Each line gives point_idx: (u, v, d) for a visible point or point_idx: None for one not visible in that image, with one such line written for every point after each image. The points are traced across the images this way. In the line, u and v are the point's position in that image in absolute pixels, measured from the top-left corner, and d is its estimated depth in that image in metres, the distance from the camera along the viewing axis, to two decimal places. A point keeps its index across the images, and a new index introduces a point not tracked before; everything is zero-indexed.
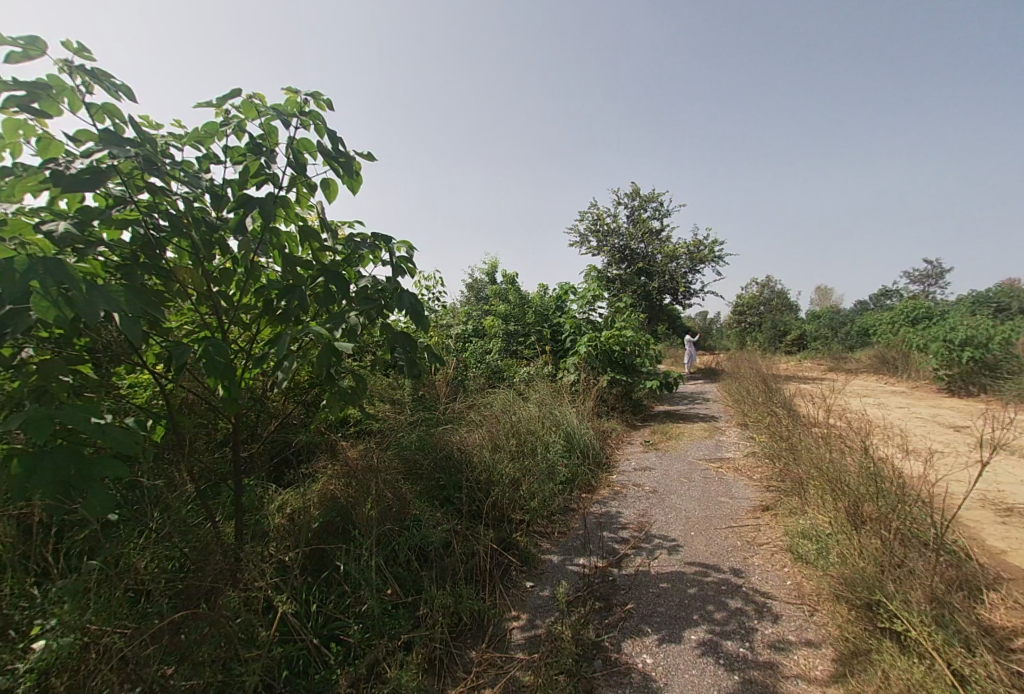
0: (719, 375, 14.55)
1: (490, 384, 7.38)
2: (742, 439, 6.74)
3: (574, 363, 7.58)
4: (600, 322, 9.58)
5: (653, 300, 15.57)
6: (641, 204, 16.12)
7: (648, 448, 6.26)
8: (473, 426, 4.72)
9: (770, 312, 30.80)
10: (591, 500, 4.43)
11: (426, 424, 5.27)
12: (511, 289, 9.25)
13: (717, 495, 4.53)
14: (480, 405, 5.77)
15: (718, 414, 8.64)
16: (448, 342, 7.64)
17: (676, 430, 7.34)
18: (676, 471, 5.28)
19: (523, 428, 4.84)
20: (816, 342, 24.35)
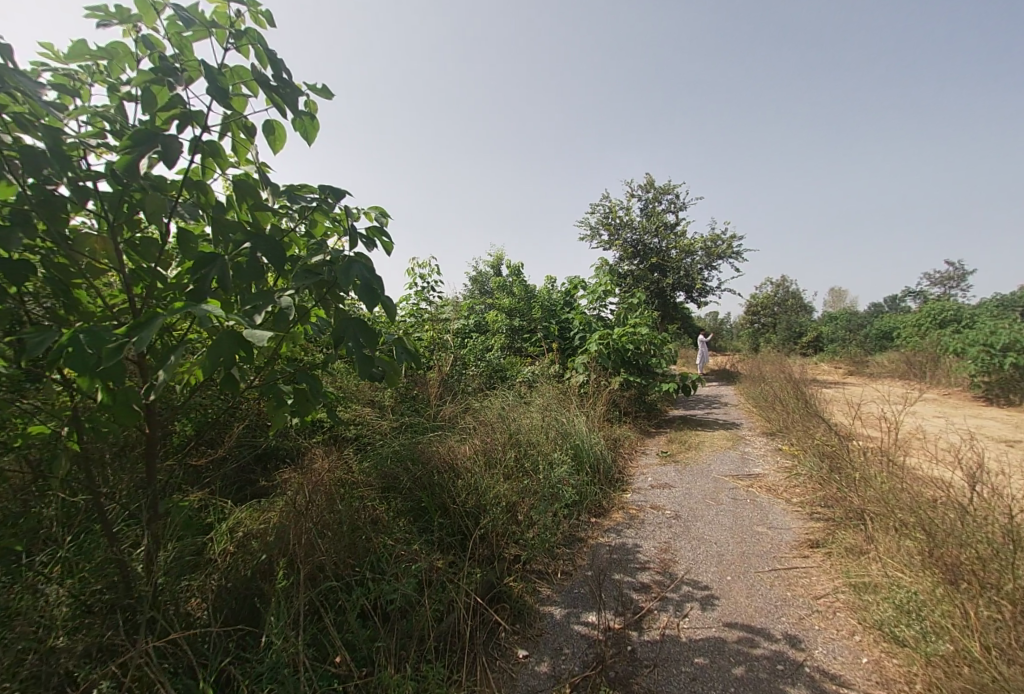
0: (736, 378, 13.73)
1: (489, 385, 6.67)
2: (772, 452, 5.98)
3: (583, 362, 6.84)
4: (611, 319, 8.82)
5: (666, 298, 14.78)
6: (655, 197, 15.32)
7: (666, 460, 5.52)
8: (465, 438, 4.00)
9: (785, 312, 29.87)
10: (601, 528, 3.70)
11: (413, 431, 4.57)
12: (516, 281, 8.52)
13: (752, 524, 3.78)
14: (475, 407, 5.06)
15: (740, 421, 7.87)
16: (444, 338, 6.93)
17: (696, 439, 6.58)
18: (700, 490, 4.54)
19: (523, 439, 4.13)
20: (834, 344, 23.41)
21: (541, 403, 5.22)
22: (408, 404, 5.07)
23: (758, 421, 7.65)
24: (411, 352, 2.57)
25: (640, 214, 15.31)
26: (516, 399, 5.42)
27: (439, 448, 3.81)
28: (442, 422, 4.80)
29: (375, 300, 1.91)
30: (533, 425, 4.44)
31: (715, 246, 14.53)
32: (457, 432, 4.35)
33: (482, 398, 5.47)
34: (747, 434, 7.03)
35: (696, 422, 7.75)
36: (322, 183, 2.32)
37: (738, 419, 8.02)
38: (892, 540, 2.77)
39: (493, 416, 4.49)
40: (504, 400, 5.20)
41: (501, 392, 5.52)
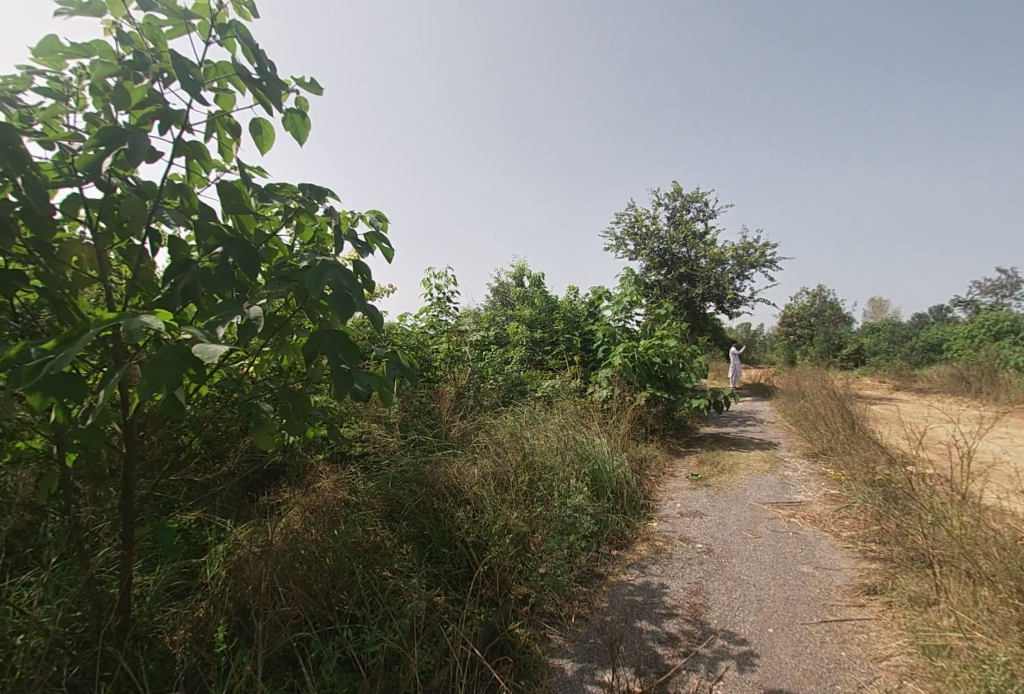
0: (771, 392, 13.06)
1: (508, 399, 6.36)
2: (814, 476, 5.48)
3: (606, 376, 6.48)
4: (637, 331, 8.42)
5: (696, 309, 14.24)
6: (683, 205, 14.86)
7: (696, 483, 5.11)
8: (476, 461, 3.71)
9: (821, 324, 28.72)
10: (623, 563, 3.35)
11: (422, 449, 4.31)
12: (537, 292, 8.24)
13: (794, 563, 3.36)
14: (490, 424, 4.76)
15: (777, 440, 7.34)
16: (461, 350, 6.68)
17: (730, 459, 6.12)
18: (735, 520, 4.12)
19: (539, 461, 3.81)
20: (875, 357, 22.30)
21: (560, 420, 4.89)
22: (419, 422, 4.81)
23: (798, 441, 7.12)
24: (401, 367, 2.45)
25: (668, 222, 14.86)
26: (534, 415, 5.10)
27: (446, 471, 3.53)
28: (454, 441, 4.52)
29: (349, 310, 1.61)
30: (549, 446, 4.11)
31: (747, 255, 13.95)
32: (468, 453, 4.06)
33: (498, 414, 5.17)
34: (786, 455, 6.53)
35: (729, 440, 7.26)
36: (305, 182, 2.10)
37: (774, 437, 7.50)
38: (989, 608, 2.36)
39: (507, 435, 4.19)
40: (522, 417, 4.89)
41: (519, 408, 5.21)
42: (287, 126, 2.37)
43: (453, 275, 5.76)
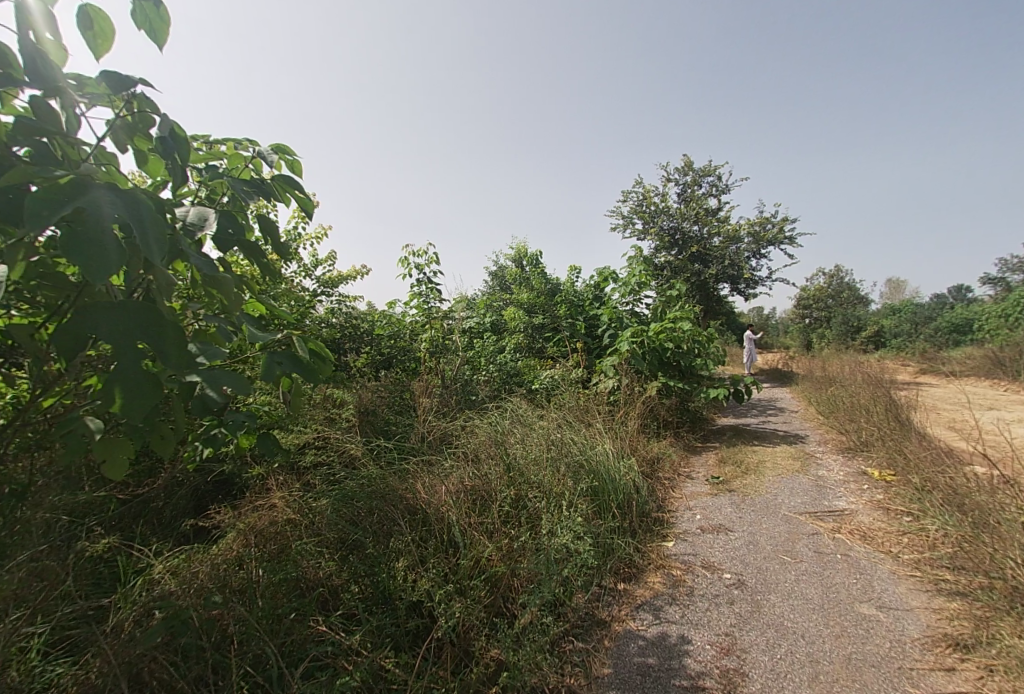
0: (792, 379, 12.20)
1: (501, 393, 5.64)
2: (854, 477, 4.72)
3: (612, 364, 5.75)
4: (646, 316, 7.65)
5: (710, 291, 13.38)
6: (694, 181, 13.96)
7: (717, 488, 4.38)
8: (450, 475, 3.01)
9: (839, 306, 27.63)
10: (632, 602, 2.64)
11: (391, 455, 3.63)
12: (536, 272, 7.47)
13: (849, 602, 2.64)
14: (474, 423, 4.03)
15: (805, 433, 6.57)
16: (448, 338, 5.97)
17: (754, 456, 5.37)
18: (768, 537, 3.38)
19: (527, 474, 3.10)
20: (896, 339, 21.28)
21: (558, 417, 4.17)
22: (390, 424, 4.11)
23: (828, 435, 6.35)
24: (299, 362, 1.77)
25: (678, 200, 13.98)
26: (528, 412, 4.38)
27: (410, 491, 2.84)
28: (430, 445, 3.80)
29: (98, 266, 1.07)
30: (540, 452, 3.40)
31: (764, 231, 13.05)
32: (442, 462, 3.35)
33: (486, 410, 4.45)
34: (817, 451, 5.77)
35: (752, 434, 6.50)
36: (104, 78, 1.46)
37: (802, 430, 6.72)
38: None
39: (489, 439, 3.48)
40: (513, 415, 4.16)
41: (510, 404, 4.49)
42: (136, 20, 1.71)
43: (433, 252, 5.03)
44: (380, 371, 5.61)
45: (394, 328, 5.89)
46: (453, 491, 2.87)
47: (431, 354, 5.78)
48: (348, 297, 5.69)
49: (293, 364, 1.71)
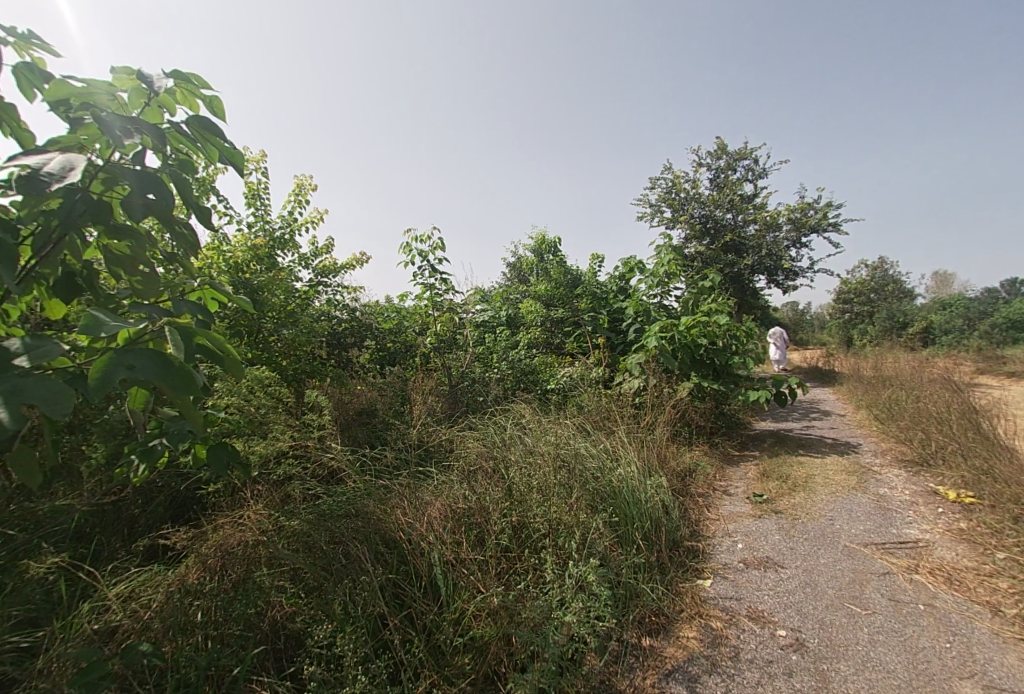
0: (834, 378, 11.31)
1: (515, 393, 5.11)
2: (924, 498, 4.04)
3: (637, 361, 5.15)
4: (676, 309, 7.00)
5: (744, 284, 12.54)
6: (729, 165, 13.11)
7: (761, 507, 3.77)
8: (437, 498, 2.48)
9: (883, 300, 26.10)
10: (660, 667, 2.09)
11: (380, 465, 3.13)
12: (555, 260, 6.89)
13: (949, 682, 2.03)
14: (480, 430, 3.50)
15: (858, 442, 5.85)
16: (456, 331, 5.46)
17: (802, 469, 4.71)
18: (829, 579, 2.78)
19: (529, 499, 2.57)
20: (946, 335, 19.89)
21: (575, 424, 3.62)
22: (385, 429, 3.63)
23: (885, 445, 5.62)
24: (157, 367, 1.38)
25: (710, 186, 13.16)
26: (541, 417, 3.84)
27: (388, 522, 2.33)
28: (427, 457, 3.30)
29: None
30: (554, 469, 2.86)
31: (805, 218, 12.13)
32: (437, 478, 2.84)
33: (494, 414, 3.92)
34: (874, 464, 5.07)
35: (796, 442, 5.80)
36: None
37: (854, 439, 6.00)
38: None
39: (492, 452, 2.96)
40: (524, 421, 3.63)
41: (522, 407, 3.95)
42: None
43: (440, 238, 4.52)
44: (386, 366, 5.33)
45: (398, 321, 5.41)
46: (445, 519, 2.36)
47: (439, 350, 5.29)
48: (349, 287, 5.23)
49: (148, 372, 1.35)
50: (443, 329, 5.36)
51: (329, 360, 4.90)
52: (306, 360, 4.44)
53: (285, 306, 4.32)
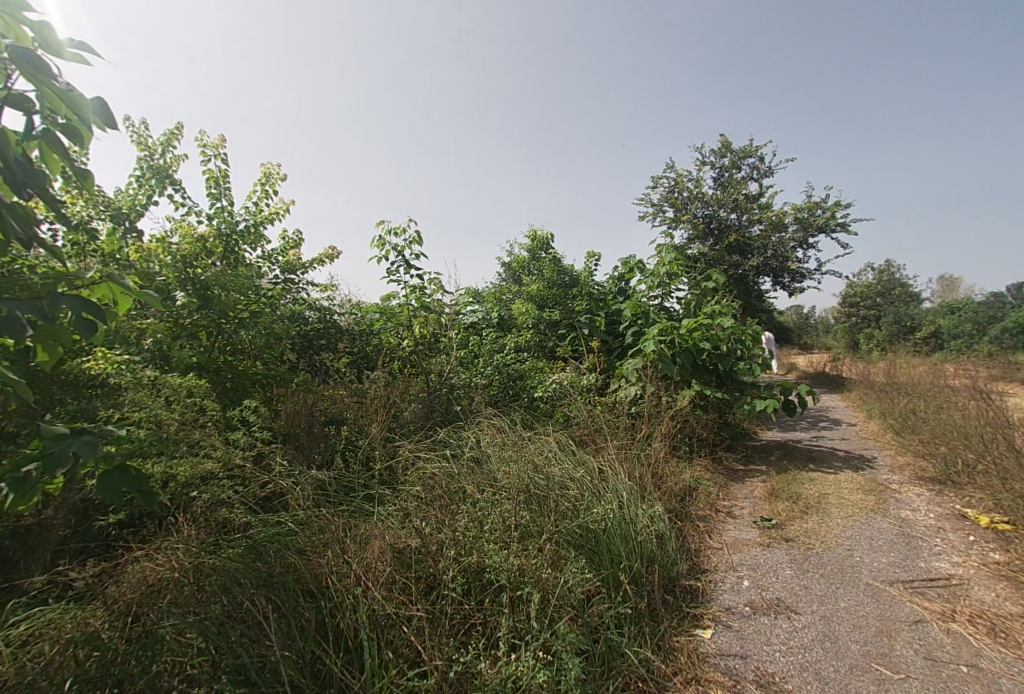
0: (843, 385, 10.86)
1: (500, 401, 4.69)
2: (952, 524, 3.61)
3: (634, 366, 4.71)
4: (677, 312, 6.56)
5: (750, 286, 12.08)
6: (733, 163, 12.67)
7: (769, 534, 3.35)
8: (380, 538, 2.10)
9: (891, 303, 25.56)
10: None
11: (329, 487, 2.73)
12: (548, 258, 6.46)
13: None
14: (449, 445, 3.08)
15: (873, 457, 5.41)
16: (438, 334, 5.05)
17: (815, 487, 4.28)
18: (851, 630, 2.36)
19: (487, 537, 2.21)
20: (957, 339, 19.35)
21: (560, 439, 3.20)
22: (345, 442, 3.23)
23: (903, 461, 5.19)
24: None
25: (714, 184, 12.72)
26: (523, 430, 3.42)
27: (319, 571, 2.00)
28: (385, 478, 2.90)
29: None
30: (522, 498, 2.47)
31: (813, 218, 11.69)
32: (386, 507, 2.45)
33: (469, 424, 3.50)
34: (893, 482, 4.63)
35: (806, 455, 5.37)
36: None
37: (869, 453, 5.55)
38: None
39: (455, 477, 2.56)
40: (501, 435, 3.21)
41: (501, 419, 3.52)
42: None
43: (417, 232, 4.12)
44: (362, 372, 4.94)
45: (375, 322, 4.99)
46: (386, 570, 2.00)
47: (419, 354, 4.87)
48: (320, 285, 4.82)
49: None
50: (422, 332, 4.95)
51: (296, 364, 4.48)
52: (267, 364, 4.03)
53: (243, 305, 3.93)
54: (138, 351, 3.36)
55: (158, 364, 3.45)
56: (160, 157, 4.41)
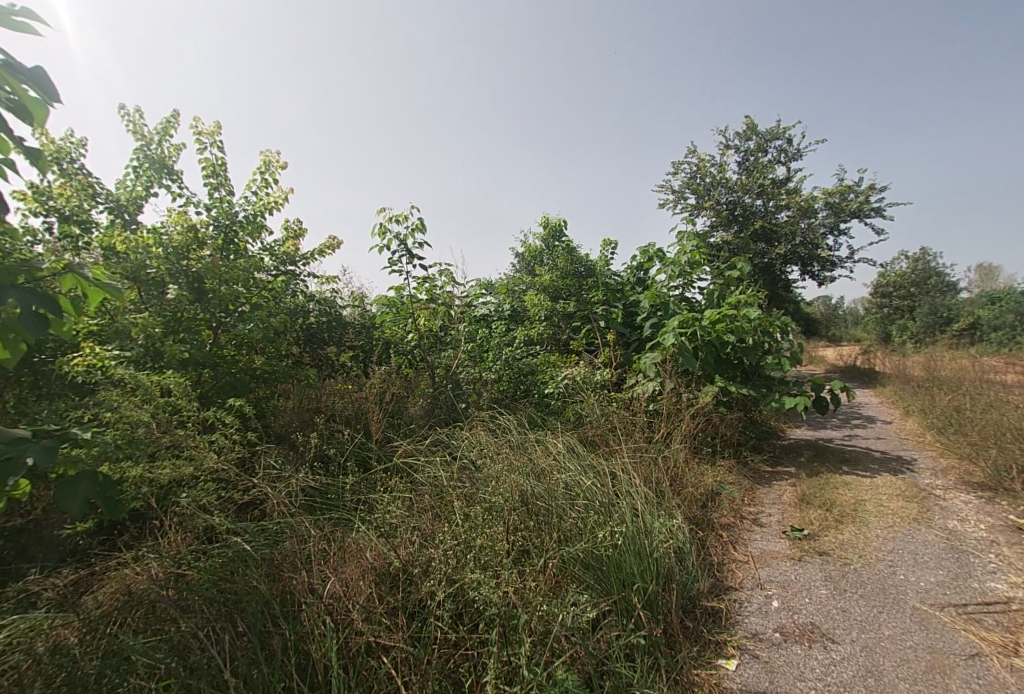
0: (876, 379, 10.34)
1: (510, 398, 4.44)
2: (1007, 538, 3.27)
3: (653, 361, 4.41)
4: (698, 303, 6.22)
5: (776, 275, 11.57)
6: (760, 147, 12.12)
7: (801, 546, 3.06)
8: (364, 556, 1.96)
9: (925, 293, 24.51)
10: None
11: (319, 497, 2.55)
12: (562, 245, 6.16)
13: None
14: (450, 450, 2.86)
15: (913, 460, 5.03)
16: (446, 327, 4.82)
17: (850, 492, 3.95)
18: (898, 665, 2.09)
19: (481, 555, 2.01)
20: (996, 331, 18.44)
21: (570, 441, 2.95)
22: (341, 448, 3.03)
23: (947, 464, 4.81)
24: None
25: (739, 170, 12.20)
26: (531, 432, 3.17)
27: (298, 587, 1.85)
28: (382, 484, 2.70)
29: None
30: (526, 511, 2.25)
31: (845, 203, 11.11)
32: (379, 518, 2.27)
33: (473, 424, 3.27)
34: (936, 488, 4.27)
35: (839, 456, 5.01)
36: None
37: (908, 455, 5.17)
38: None
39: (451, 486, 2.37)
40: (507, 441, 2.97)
41: (508, 419, 3.28)
42: None
43: (420, 219, 3.89)
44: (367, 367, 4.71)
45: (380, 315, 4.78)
46: (369, 593, 1.82)
47: (426, 348, 4.65)
48: (323, 277, 4.62)
49: None
50: (428, 326, 4.72)
51: (298, 359, 4.30)
52: (267, 359, 3.84)
53: (240, 296, 3.73)
54: (128, 346, 3.20)
55: (149, 360, 3.29)
56: (156, 145, 4.25)
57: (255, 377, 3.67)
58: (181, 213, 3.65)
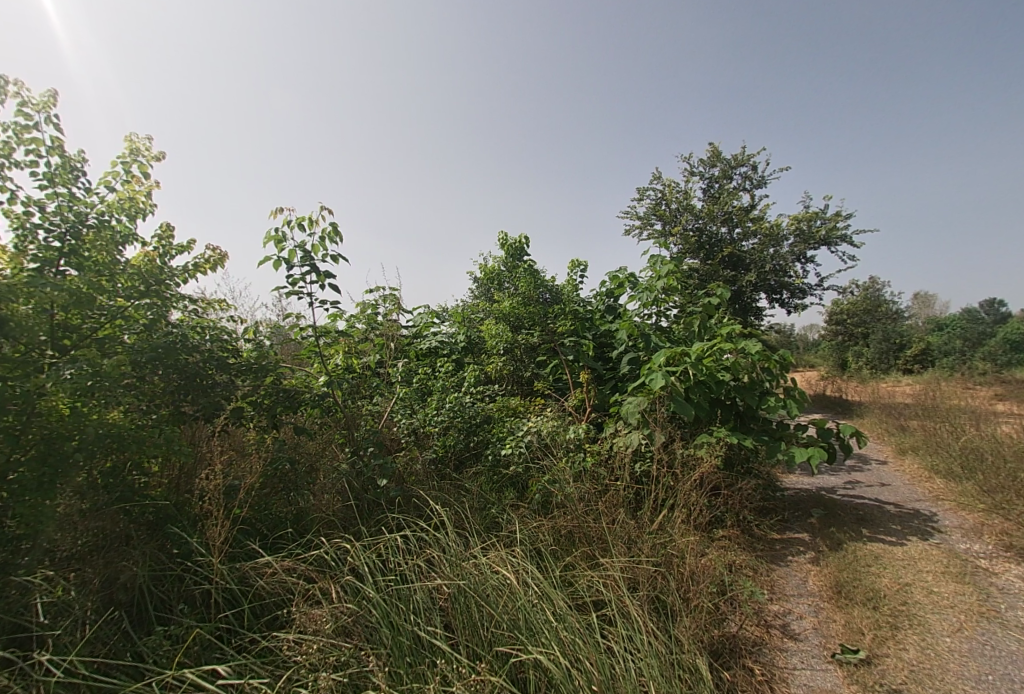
0: (851, 410, 9.81)
1: (456, 457, 3.44)
2: None
3: (635, 407, 3.50)
4: (677, 334, 5.43)
5: (746, 303, 11.08)
6: (724, 173, 11.78)
7: (862, 682, 2.17)
8: None
9: (878, 320, 24.98)
10: None
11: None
12: (522, 267, 5.27)
13: None
14: (348, 602, 1.95)
15: (935, 516, 4.26)
16: (373, 369, 3.83)
17: (889, 572, 3.12)
18: None
19: None
20: (949, 357, 18.71)
21: (523, 570, 2.10)
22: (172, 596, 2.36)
23: (978, 522, 4.05)
24: None
25: (704, 196, 11.82)
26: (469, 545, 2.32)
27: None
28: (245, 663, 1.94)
29: None
30: None
31: (813, 229, 10.78)
32: None
33: (397, 545, 2.23)
34: (980, 558, 3.48)
35: (853, 515, 4.19)
36: None
37: (928, 509, 4.41)
38: None
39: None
40: (434, 586, 2.03)
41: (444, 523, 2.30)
42: None
43: (333, 224, 2.94)
44: (284, 419, 3.19)
45: (291, 351, 3.71)
46: None
47: (347, 394, 3.48)
48: (211, 302, 3.48)
49: None
50: (347, 365, 3.69)
51: (179, 410, 2.82)
52: (123, 418, 2.58)
53: (53, 317, 2.68)
54: None
55: None
56: None
57: (100, 443, 2.32)
58: (7, 210, 2.73)
